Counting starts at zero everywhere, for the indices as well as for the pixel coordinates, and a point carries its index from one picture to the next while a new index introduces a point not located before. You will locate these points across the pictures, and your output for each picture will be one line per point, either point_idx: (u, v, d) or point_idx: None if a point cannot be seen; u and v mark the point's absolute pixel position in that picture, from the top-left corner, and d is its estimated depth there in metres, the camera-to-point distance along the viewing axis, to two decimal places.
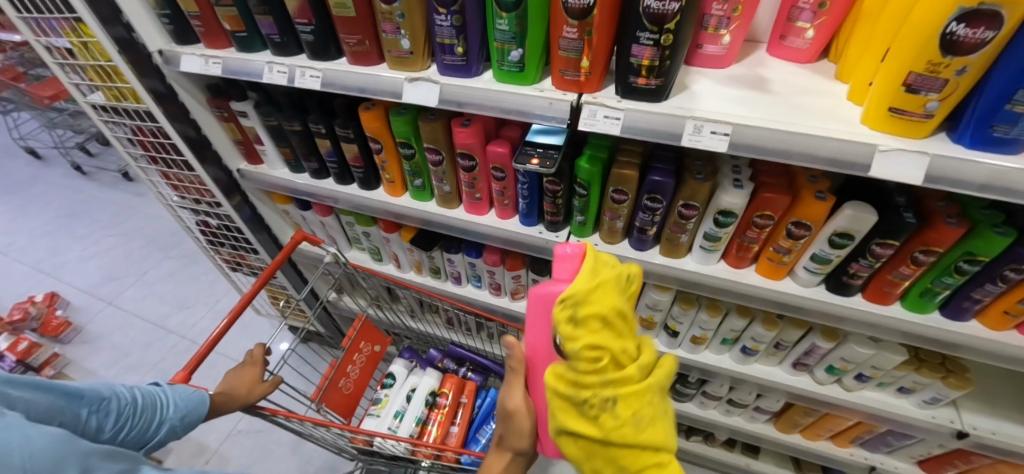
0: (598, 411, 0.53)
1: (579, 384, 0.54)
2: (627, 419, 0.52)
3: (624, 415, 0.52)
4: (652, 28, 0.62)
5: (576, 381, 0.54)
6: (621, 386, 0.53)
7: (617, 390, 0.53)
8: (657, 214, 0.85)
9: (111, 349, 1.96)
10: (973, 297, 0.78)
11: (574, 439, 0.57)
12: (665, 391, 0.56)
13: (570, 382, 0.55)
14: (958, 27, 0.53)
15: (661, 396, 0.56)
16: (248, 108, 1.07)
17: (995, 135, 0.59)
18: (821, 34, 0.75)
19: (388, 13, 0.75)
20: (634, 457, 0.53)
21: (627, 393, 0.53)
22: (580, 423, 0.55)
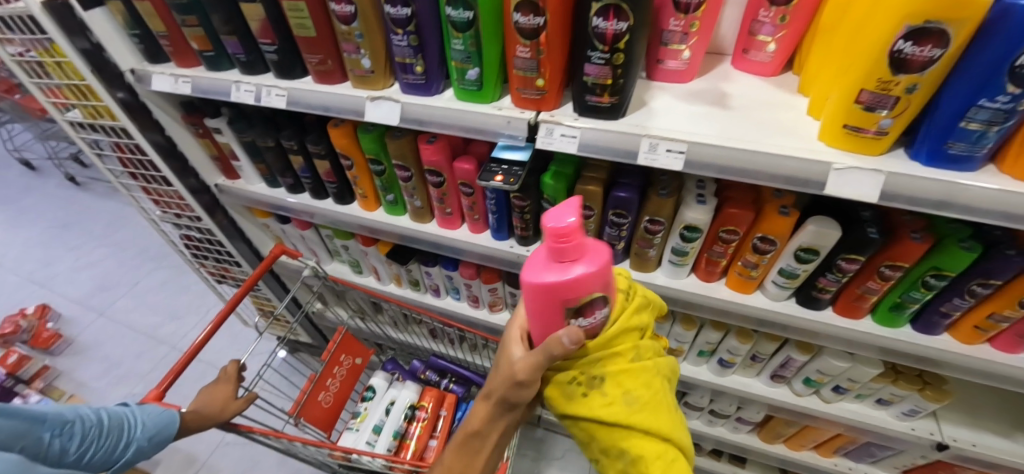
0: (587, 391, 0.55)
1: (569, 364, 0.56)
2: (617, 398, 0.53)
3: (612, 393, 0.54)
4: (603, 47, 0.61)
5: (563, 363, 0.56)
6: (610, 366, 0.55)
7: (604, 371, 0.54)
8: (623, 229, 0.84)
9: (102, 360, 1.97)
10: (943, 312, 0.76)
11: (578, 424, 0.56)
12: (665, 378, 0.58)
13: (560, 367, 0.57)
14: (905, 46, 0.52)
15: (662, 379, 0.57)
16: (222, 124, 1.07)
17: (951, 151, 0.58)
18: (783, 47, 0.75)
19: (347, 33, 0.75)
20: (630, 439, 0.53)
21: (620, 373, 0.54)
22: (571, 405, 0.56)
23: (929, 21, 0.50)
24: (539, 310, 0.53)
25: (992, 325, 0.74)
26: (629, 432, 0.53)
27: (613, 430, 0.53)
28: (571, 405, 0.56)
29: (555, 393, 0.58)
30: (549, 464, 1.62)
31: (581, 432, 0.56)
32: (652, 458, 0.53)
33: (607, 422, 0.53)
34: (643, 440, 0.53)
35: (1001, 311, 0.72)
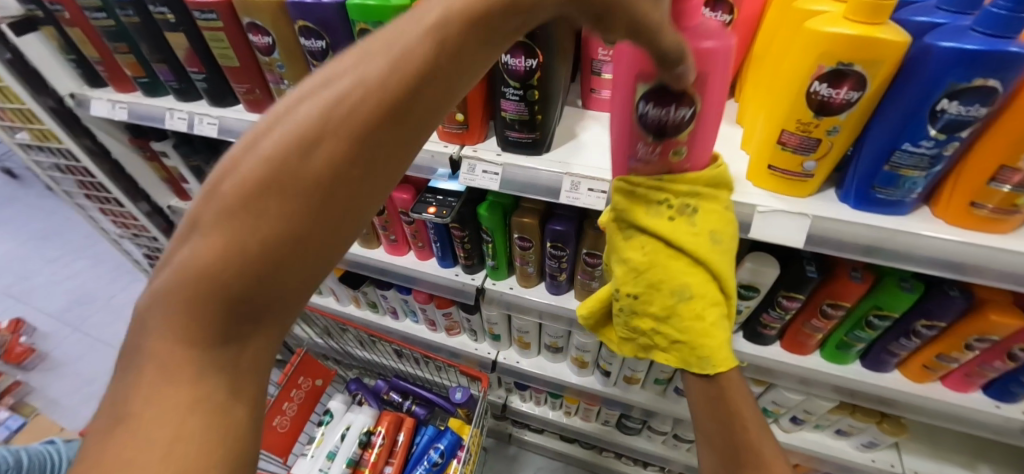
0: (677, 214, 0.52)
1: (657, 187, 0.52)
2: (704, 231, 0.52)
3: (702, 234, 0.51)
4: (516, 83, 0.59)
5: (659, 178, 0.52)
6: (710, 210, 0.52)
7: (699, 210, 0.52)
8: (563, 261, 0.81)
9: (75, 375, 1.96)
10: (890, 351, 0.73)
11: (640, 243, 0.53)
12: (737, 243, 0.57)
13: (654, 186, 0.52)
14: (821, 88, 0.49)
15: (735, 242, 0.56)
16: (167, 148, 1.05)
17: (879, 196, 0.55)
18: (719, 74, 0.71)
19: (269, 64, 0.73)
20: (693, 277, 0.52)
21: (709, 207, 0.52)
22: (652, 221, 0.52)
23: (844, 62, 0.47)
24: (619, 102, 0.50)
25: (940, 365, 0.71)
26: (697, 272, 0.52)
27: (682, 264, 0.52)
28: (651, 220, 0.52)
29: (636, 212, 0.53)
30: None
31: (641, 261, 0.53)
32: (706, 303, 0.52)
33: (683, 252, 0.52)
34: (707, 286, 0.51)
35: (948, 352, 0.69)
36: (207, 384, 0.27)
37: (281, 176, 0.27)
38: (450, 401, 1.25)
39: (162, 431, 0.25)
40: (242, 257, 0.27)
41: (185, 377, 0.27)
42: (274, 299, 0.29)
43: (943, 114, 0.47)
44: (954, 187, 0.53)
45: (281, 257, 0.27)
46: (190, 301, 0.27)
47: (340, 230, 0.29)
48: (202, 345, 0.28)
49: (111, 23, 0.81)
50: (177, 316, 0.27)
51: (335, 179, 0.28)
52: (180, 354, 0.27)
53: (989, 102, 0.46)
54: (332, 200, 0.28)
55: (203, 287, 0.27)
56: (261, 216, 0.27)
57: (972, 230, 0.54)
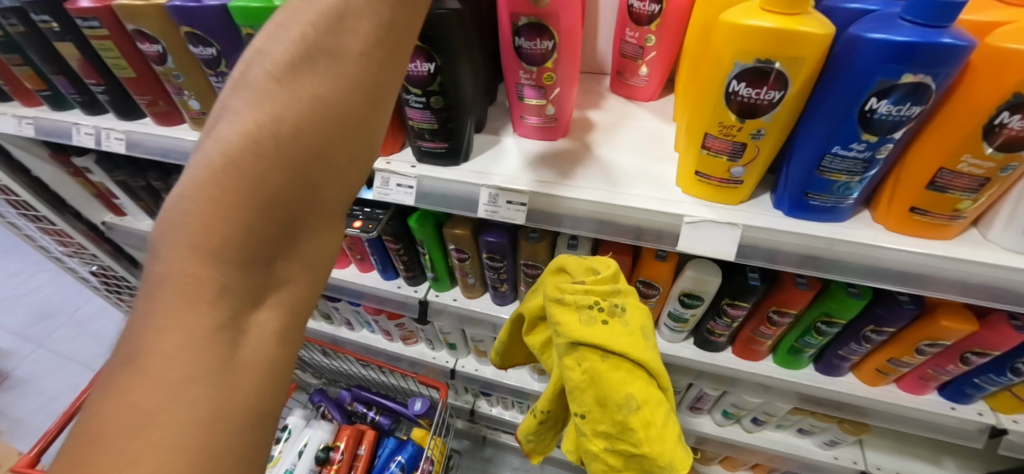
0: (608, 317, 0.49)
1: (584, 292, 0.50)
2: (636, 329, 0.50)
3: (636, 335, 0.50)
4: (417, 90, 0.53)
5: (583, 286, 0.50)
6: (632, 305, 0.52)
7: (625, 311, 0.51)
8: (502, 272, 0.77)
9: (40, 394, 1.90)
10: (842, 355, 0.70)
11: (580, 358, 0.49)
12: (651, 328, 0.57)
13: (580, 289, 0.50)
14: (740, 87, 0.45)
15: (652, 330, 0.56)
16: (89, 164, 0.99)
17: (814, 202, 0.51)
18: (656, 69, 0.67)
19: (165, 74, 0.66)
20: (639, 385, 0.49)
21: (632, 303, 0.51)
22: (587, 330, 0.48)
23: (761, 59, 0.42)
24: (504, 48, 0.56)
25: (893, 369, 0.68)
26: (640, 376, 0.49)
27: (627, 371, 0.49)
28: (585, 330, 0.48)
29: (567, 320, 0.49)
30: None
31: (584, 374, 0.49)
32: (655, 407, 0.50)
33: (624, 359, 0.49)
34: (649, 385, 0.50)
35: (900, 357, 0.65)
36: (226, 304, 0.27)
37: (293, 88, 0.28)
38: (411, 412, 1.21)
39: (196, 354, 0.26)
40: (265, 158, 0.27)
41: (201, 303, 0.26)
42: (300, 212, 0.29)
43: (872, 115, 0.42)
44: (894, 190, 0.49)
45: (307, 162, 0.28)
46: (209, 209, 0.26)
47: (362, 139, 0.30)
48: (224, 259, 0.27)
49: None
50: (191, 230, 0.26)
51: (359, 81, 0.29)
52: (200, 273, 0.26)
53: (922, 100, 0.41)
54: (355, 102, 0.29)
55: (229, 193, 0.27)
56: (281, 117, 0.27)
57: (914, 235, 0.50)
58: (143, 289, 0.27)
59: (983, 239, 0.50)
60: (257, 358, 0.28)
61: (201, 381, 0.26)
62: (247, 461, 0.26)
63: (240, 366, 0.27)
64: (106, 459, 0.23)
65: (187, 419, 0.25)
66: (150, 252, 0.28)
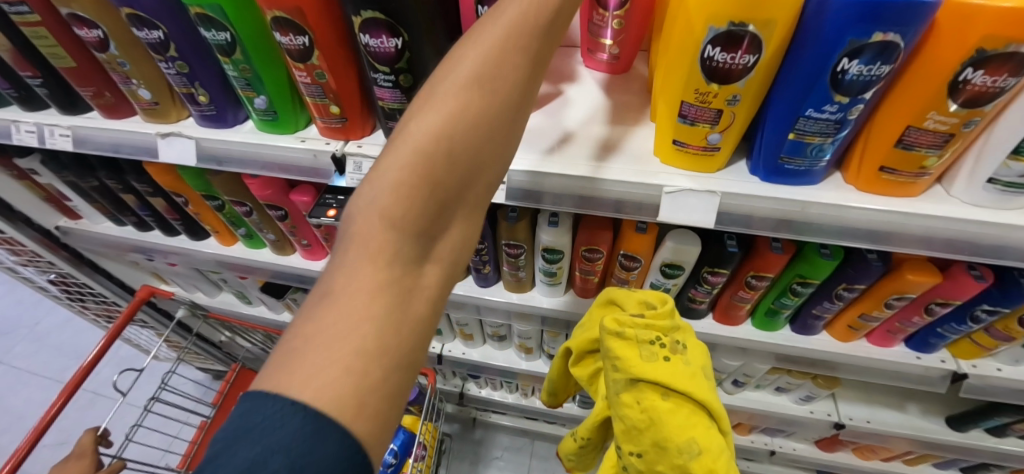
0: (671, 355, 0.53)
1: (645, 325, 0.54)
2: (694, 369, 0.53)
3: (694, 376, 0.52)
4: (384, 68, 0.51)
5: (644, 319, 0.54)
6: (690, 345, 0.56)
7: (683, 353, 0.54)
8: (484, 254, 0.76)
9: (4, 414, 1.81)
10: (816, 315, 0.73)
11: (640, 394, 0.51)
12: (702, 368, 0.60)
13: (641, 325, 0.54)
14: (715, 52, 0.44)
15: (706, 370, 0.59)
16: (35, 164, 0.92)
17: (789, 167, 0.51)
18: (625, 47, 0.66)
19: (108, 62, 0.61)
20: (701, 429, 0.49)
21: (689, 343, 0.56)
22: (649, 366, 0.51)
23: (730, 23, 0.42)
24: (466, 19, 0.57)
25: (863, 325, 0.71)
26: (700, 416, 0.50)
27: (689, 410, 0.50)
28: (647, 366, 0.51)
29: (627, 354, 0.53)
30: (487, 465, 1.60)
31: (642, 410, 0.51)
32: (719, 457, 0.49)
33: (686, 397, 0.51)
34: (710, 426, 0.51)
35: (870, 311, 0.68)
36: (397, 266, 0.32)
37: (464, 106, 0.34)
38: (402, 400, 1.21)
39: (374, 298, 0.30)
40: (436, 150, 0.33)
41: (382, 260, 0.31)
42: (451, 196, 0.35)
43: (843, 76, 0.43)
44: (864, 151, 0.50)
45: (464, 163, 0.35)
46: (394, 189, 0.32)
47: (500, 143, 0.37)
48: (399, 227, 0.32)
49: None
50: (381, 203, 0.32)
51: (511, 93, 0.36)
52: (384, 237, 0.32)
53: (890, 60, 0.41)
54: (506, 109, 0.36)
55: (407, 175, 0.33)
56: (456, 122, 0.34)
57: (883, 194, 0.52)
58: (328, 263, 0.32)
59: (947, 195, 0.52)
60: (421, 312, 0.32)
61: (380, 320, 0.29)
62: (400, 392, 0.29)
63: (403, 313, 0.31)
64: (309, 370, 0.27)
65: (354, 355, 0.28)
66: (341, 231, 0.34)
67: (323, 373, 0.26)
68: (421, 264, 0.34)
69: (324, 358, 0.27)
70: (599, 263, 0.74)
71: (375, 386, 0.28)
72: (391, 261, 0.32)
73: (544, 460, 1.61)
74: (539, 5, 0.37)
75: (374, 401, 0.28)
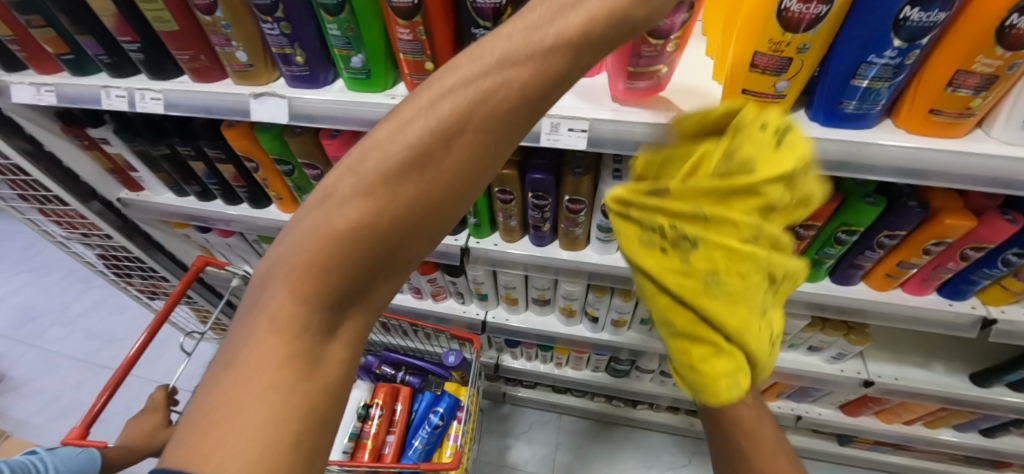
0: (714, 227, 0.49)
1: (656, 211, 0.49)
2: (711, 258, 0.50)
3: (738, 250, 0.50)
4: (485, 23, 0.57)
5: (658, 201, 0.49)
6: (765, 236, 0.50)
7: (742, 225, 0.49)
8: (546, 210, 0.82)
9: (40, 394, 1.85)
10: (856, 264, 0.78)
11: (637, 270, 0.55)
12: (768, 248, 0.51)
13: (650, 207, 0.49)
14: (791, 3, 0.49)
15: (765, 251, 0.51)
16: (107, 134, 0.97)
17: (847, 111, 0.57)
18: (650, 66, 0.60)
19: (212, 24, 0.66)
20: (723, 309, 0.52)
21: (722, 228, 0.49)
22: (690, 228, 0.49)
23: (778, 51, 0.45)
24: None
25: (901, 272, 0.77)
26: (696, 301, 0.52)
27: (680, 295, 0.53)
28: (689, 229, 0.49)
29: (675, 209, 0.49)
30: (515, 438, 1.65)
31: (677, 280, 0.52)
32: (699, 337, 0.54)
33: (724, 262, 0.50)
34: (707, 316, 0.53)
35: (908, 259, 0.74)
36: (303, 337, 0.34)
37: (390, 190, 0.34)
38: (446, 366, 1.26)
39: (280, 368, 0.32)
40: (352, 234, 0.34)
41: (290, 331, 0.34)
42: (372, 270, 0.36)
43: (905, 22, 0.48)
44: (914, 97, 0.56)
45: (387, 243, 0.35)
46: (303, 269, 0.34)
47: (438, 225, 0.36)
48: (308, 302, 0.34)
49: None
50: (295, 274, 0.34)
51: (452, 173, 0.34)
52: (291, 309, 0.34)
53: (948, 6, 0.47)
54: (449, 191, 0.35)
55: (320, 256, 0.34)
56: (377, 212, 0.34)
57: (930, 136, 0.58)
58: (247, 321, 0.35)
59: (986, 136, 0.57)
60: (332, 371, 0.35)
61: (284, 388, 0.32)
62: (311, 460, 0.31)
63: (308, 381, 0.33)
64: (221, 436, 0.29)
65: (258, 427, 0.30)
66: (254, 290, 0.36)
67: (230, 439, 0.29)
68: (330, 334, 0.36)
69: (235, 429, 0.30)
70: None
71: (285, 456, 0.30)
72: (307, 325, 0.34)
73: (572, 433, 1.66)
74: (495, 89, 0.33)
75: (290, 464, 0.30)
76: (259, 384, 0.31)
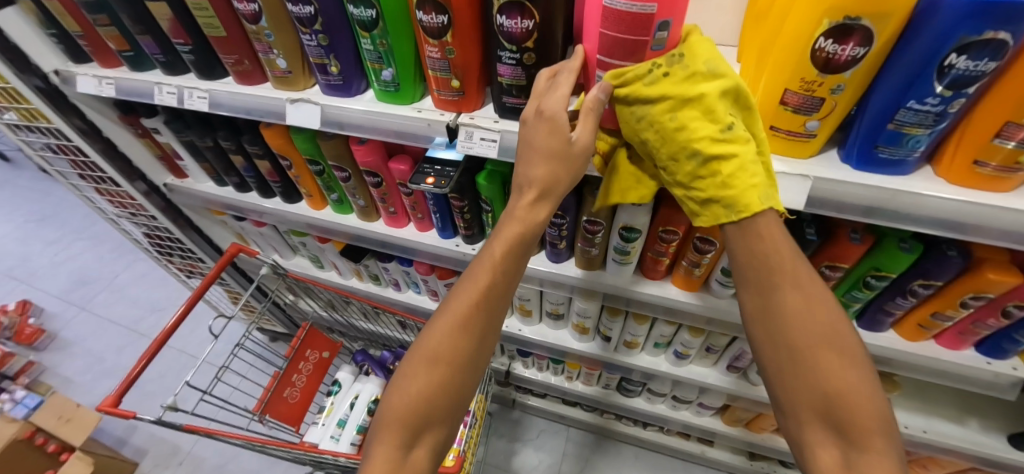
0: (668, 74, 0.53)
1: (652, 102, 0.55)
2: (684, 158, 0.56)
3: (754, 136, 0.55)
4: (512, 47, 0.57)
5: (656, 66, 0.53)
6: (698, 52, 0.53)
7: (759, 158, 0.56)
8: (564, 229, 0.82)
9: (86, 354, 2.00)
10: (886, 310, 0.75)
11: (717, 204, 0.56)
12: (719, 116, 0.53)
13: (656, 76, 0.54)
14: (827, 44, 0.47)
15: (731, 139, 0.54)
16: (159, 124, 1.03)
17: (882, 155, 0.54)
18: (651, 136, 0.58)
19: (256, 32, 0.70)
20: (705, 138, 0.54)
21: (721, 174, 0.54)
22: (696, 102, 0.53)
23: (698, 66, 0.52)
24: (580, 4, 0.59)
25: (934, 324, 0.73)
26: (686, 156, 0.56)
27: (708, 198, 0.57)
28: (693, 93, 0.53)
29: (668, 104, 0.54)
30: (523, 445, 1.65)
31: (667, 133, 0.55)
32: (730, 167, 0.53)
33: (714, 160, 0.54)
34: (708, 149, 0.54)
35: (944, 311, 0.69)
36: (478, 307, 0.60)
37: (503, 263, 0.61)
38: None
39: (457, 321, 0.60)
40: (488, 277, 0.60)
41: (467, 312, 0.60)
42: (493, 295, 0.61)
43: (949, 69, 0.45)
44: (958, 144, 0.52)
45: (498, 272, 0.60)
46: (465, 305, 0.60)
47: (510, 276, 0.62)
48: (476, 312, 0.60)
49: None
50: (462, 304, 0.60)
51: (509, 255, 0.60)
52: (469, 309, 0.60)
53: (999, 56, 0.43)
54: (511, 262, 0.61)
55: (471, 302, 0.60)
56: (498, 269, 0.60)
57: (971, 188, 0.54)
58: (448, 315, 0.60)
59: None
60: (466, 313, 0.60)
61: (464, 329, 0.59)
62: (457, 356, 0.59)
63: (466, 324, 0.60)
64: (446, 323, 0.59)
65: (458, 325, 0.59)
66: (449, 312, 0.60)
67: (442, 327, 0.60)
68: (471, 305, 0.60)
69: (445, 329, 0.59)
70: (673, 245, 0.79)
71: (461, 337, 0.59)
72: (477, 331, 0.60)
73: (579, 447, 1.63)
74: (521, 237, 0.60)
75: (462, 342, 0.60)
76: (457, 324, 0.59)
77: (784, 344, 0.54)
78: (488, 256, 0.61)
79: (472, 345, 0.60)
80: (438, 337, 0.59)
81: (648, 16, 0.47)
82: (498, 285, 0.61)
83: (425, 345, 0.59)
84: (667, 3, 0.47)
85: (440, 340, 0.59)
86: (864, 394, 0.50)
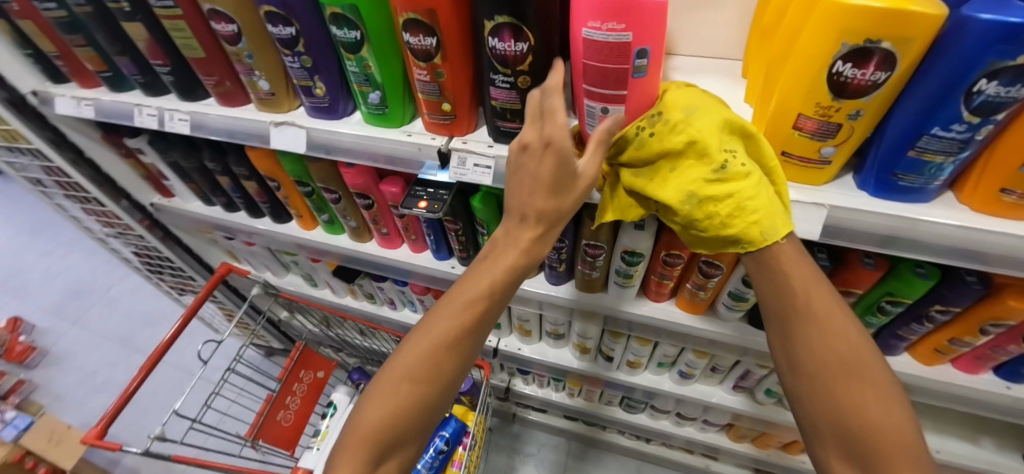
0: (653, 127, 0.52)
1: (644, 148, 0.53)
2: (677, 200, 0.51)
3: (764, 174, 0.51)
4: (505, 70, 0.53)
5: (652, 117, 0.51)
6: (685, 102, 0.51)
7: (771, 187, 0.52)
8: (562, 252, 0.79)
9: (77, 370, 1.96)
10: (900, 335, 0.72)
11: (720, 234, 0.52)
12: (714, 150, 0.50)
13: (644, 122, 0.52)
14: (844, 68, 0.44)
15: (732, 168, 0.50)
16: (143, 144, 1.00)
17: (902, 183, 0.51)
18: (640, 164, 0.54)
19: (236, 54, 0.66)
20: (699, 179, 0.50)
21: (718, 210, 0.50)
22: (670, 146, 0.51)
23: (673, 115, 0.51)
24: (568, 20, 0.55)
25: (951, 349, 0.70)
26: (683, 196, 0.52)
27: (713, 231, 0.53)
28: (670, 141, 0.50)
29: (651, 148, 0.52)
30: (524, 459, 1.61)
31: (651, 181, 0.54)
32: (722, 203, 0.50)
33: (711, 200, 0.50)
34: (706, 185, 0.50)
35: (962, 337, 0.66)
36: (459, 332, 0.55)
37: (489, 291, 0.56)
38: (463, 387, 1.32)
39: (435, 345, 0.55)
40: (473, 304, 0.55)
41: (446, 339, 0.55)
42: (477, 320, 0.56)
43: (977, 95, 0.41)
44: (982, 172, 0.48)
45: (481, 300, 0.55)
46: (444, 331, 0.55)
47: (496, 305, 0.57)
48: (455, 338, 0.55)
49: (63, 14, 0.74)
50: (439, 328, 0.55)
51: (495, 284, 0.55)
52: (448, 334, 0.55)
53: None
54: (498, 290, 0.56)
55: (449, 326, 0.55)
56: (481, 296, 0.55)
57: (996, 216, 0.50)
58: (424, 340, 0.55)
59: None
60: (446, 342, 0.55)
61: (442, 353, 0.55)
62: (432, 381, 0.55)
63: (446, 352, 0.55)
64: (421, 345, 0.55)
65: (438, 350, 0.55)
66: (426, 333, 0.55)
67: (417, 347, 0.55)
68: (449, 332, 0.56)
69: (422, 353, 0.55)
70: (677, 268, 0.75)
71: (436, 361, 0.55)
72: (460, 357, 0.56)
73: (581, 461, 1.60)
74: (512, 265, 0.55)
75: (438, 369, 0.55)
76: (434, 348, 0.55)
77: (801, 372, 0.51)
78: (473, 279, 0.56)
79: (450, 371, 0.56)
80: (413, 360, 0.55)
81: (625, 45, 0.45)
82: (486, 315, 0.56)
83: (396, 368, 0.55)
84: (645, 30, 0.44)
85: (413, 364, 0.54)
86: (884, 414, 0.47)
